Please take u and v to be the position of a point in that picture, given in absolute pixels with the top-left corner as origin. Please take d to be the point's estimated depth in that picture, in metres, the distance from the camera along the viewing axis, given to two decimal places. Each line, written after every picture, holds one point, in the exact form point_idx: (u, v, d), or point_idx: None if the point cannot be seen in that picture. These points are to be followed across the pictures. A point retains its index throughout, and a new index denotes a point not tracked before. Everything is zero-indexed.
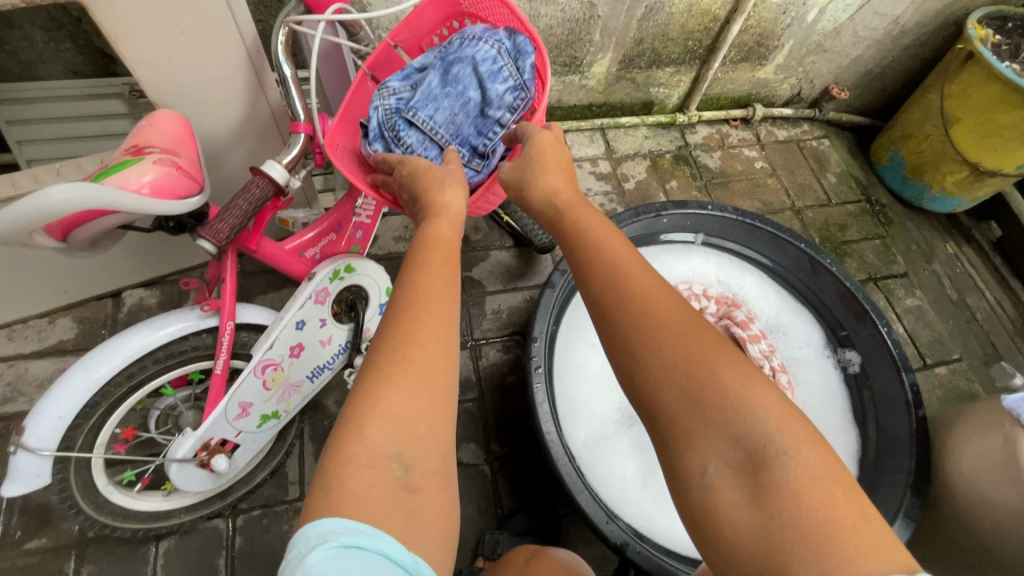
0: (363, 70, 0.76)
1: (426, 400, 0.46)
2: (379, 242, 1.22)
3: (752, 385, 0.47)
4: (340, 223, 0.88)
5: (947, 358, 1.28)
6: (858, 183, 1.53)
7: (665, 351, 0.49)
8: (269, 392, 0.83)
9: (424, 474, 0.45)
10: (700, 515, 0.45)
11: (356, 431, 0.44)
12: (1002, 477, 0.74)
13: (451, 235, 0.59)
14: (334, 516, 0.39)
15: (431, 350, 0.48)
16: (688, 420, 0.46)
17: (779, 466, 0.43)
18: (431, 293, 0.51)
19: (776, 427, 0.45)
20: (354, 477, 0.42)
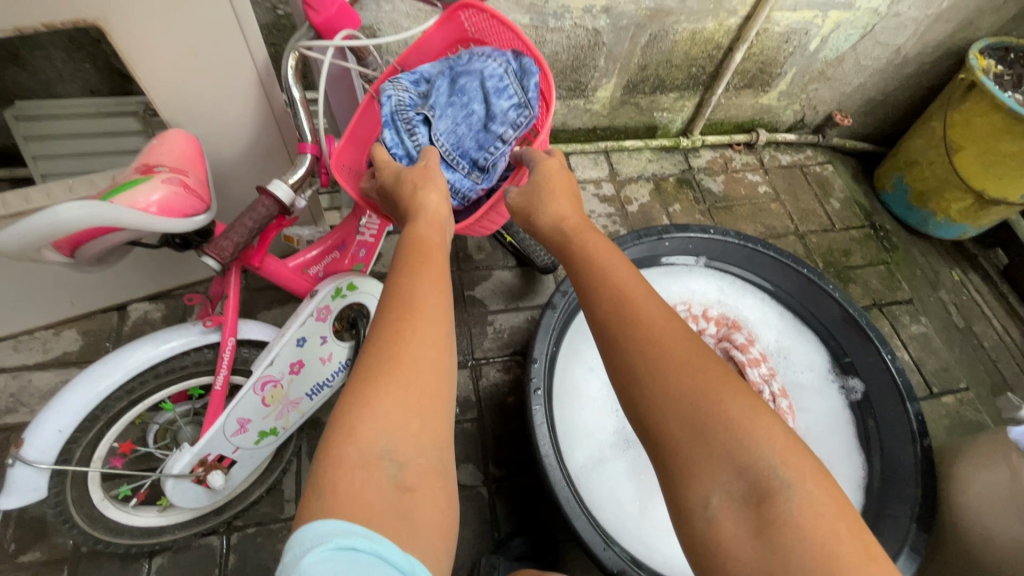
0: (371, 93, 0.76)
1: (415, 408, 0.46)
2: (382, 259, 1.24)
3: (758, 417, 0.46)
4: (343, 241, 0.89)
5: (954, 386, 1.26)
6: (862, 208, 1.54)
7: (670, 378, 0.48)
8: (268, 408, 0.83)
9: (418, 471, 0.45)
10: (701, 546, 0.45)
11: (346, 447, 0.44)
12: (1013, 512, 0.72)
13: (432, 234, 0.59)
14: (327, 518, 0.39)
15: (425, 368, 0.48)
16: (691, 449, 0.46)
17: (784, 500, 0.43)
18: (420, 299, 0.51)
19: (781, 460, 0.44)
20: (346, 480, 0.42)
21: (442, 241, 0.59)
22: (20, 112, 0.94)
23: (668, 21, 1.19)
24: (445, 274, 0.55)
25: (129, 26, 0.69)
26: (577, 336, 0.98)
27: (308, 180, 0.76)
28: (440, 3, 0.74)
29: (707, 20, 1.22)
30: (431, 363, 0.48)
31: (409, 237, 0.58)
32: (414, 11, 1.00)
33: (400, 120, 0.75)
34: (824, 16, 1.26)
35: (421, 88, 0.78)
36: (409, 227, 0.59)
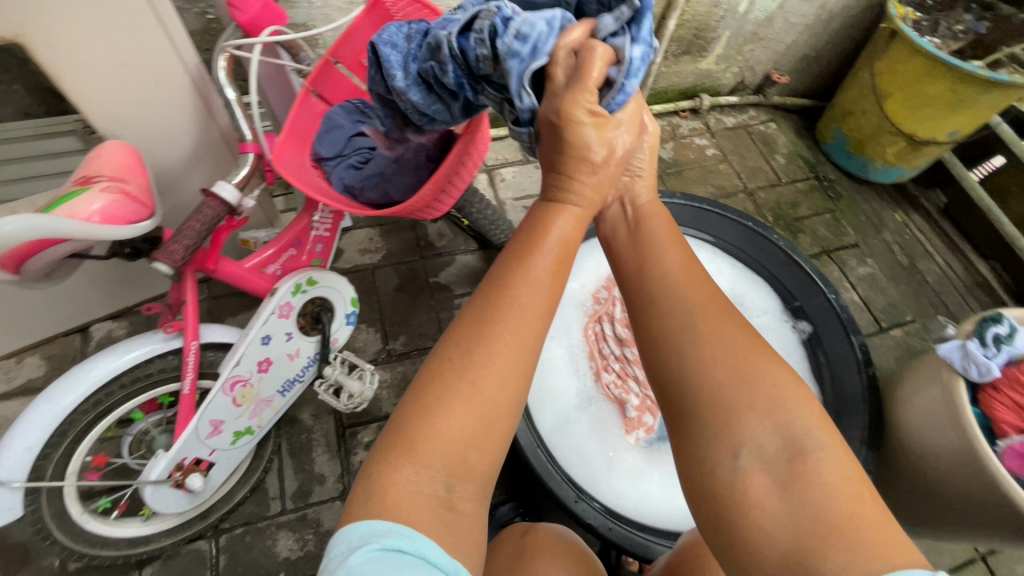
0: (304, 86, 0.77)
1: (482, 431, 0.49)
2: (345, 255, 1.25)
3: (798, 390, 0.51)
4: (298, 238, 0.90)
5: (901, 320, 1.34)
6: (806, 161, 1.60)
7: (727, 338, 0.52)
8: (240, 408, 0.84)
9: (464, 496, 0.49)
10: (724, 499, 0.48)
11: (406, 454, 0.48)
12: (947, 421, 0.77)
13: (571, 235, 0.57)
14: (374, 519, 0.45)
15: (502, 391, 0.49)
16: (736, 400, 0.49)
17: (814, 460, 0.47)
18: (524, 306, 0.51)
19: (817, 426, 0.49)
20: (395, 488, 0.47)
21: (572, 239, 0.57)
22: None
23: None
24: (559, 282, 0.54)
25: (57, 42, 0.68)
26: None
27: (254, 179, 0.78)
28: None
29: None
30: (514, 385, 0.50)
31: (536, 226, 0.56)
32: (346, 5, 1.01)
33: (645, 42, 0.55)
34: None
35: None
36: (524, 223, 0.58)
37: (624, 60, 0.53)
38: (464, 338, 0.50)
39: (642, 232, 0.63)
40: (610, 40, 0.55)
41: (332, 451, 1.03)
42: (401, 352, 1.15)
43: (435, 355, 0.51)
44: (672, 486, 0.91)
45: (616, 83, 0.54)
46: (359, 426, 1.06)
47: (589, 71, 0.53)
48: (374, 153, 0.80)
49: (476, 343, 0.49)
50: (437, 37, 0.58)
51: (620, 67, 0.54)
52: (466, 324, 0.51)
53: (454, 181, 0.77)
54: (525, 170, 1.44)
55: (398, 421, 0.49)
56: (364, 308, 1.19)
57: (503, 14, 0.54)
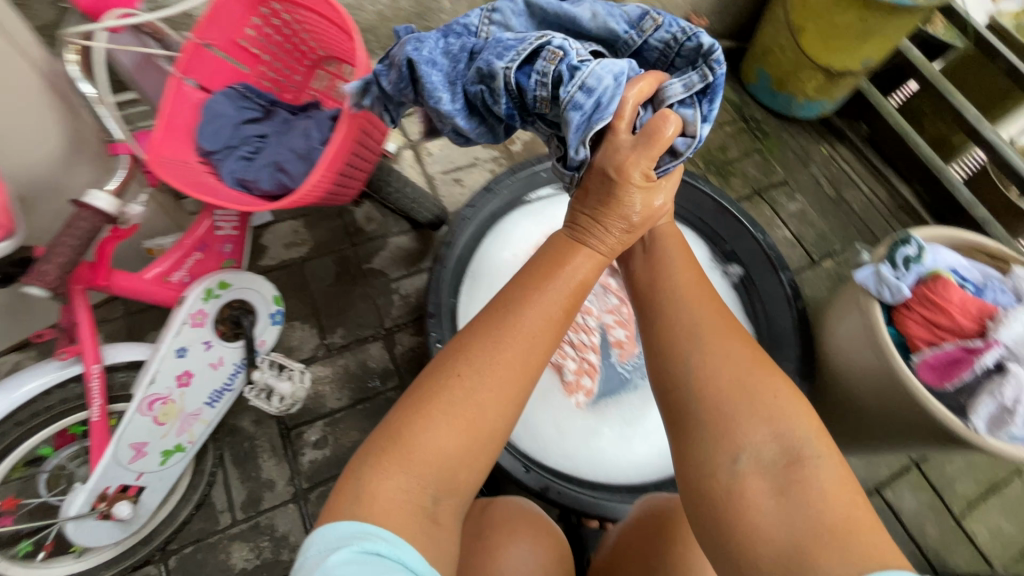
0: (174, 74, 0.68)
1: (471, 451, 0.55)
2: (269, 252, 1.19)
3: (798, 403, 0.54)
4: (203, 241, 0.84)
5: (832, 251, 1.39)
6: (732, 104, 1.60)
7: (730, 348, 0.57)
8: (163, 427, 0.80)
9: (446, 511, 0.55)
10: (721, 498, 0.50)
11: (404, 458, 0.53)
12: (868, 344, 0.80)
13: (587, 275, 0.64)
14: (356, 522, 0.49)
15: (499, 416, 0.56)
16: (736, 404, 0.53)
17: (812, 466, 0.49)
18: (531, 336, 0.58)
19: (814, 437, 0.52)
20: (385, 496, 0.52)
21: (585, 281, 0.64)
22: None
23: None
24: (562, 320, 0.61)
25: None
26: (473, 282, 1.01)
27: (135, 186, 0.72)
28: None
29: None
30: (510, 411, 0.58)
31: (546, 266, 0.63)
32: None
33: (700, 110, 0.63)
34: None
35: (668, 41, 0.62)
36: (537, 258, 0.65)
37: (693, 135, 0.61)
38: (475, 362, 0.56)
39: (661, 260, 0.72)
40: (677, 105, 0.61)
41: (278, 456, 1.00)
42: (341, 345, 1.11)
43: (439, 369, 0.57)
44: (625, 439, 0.93)
45: (681, 153, 0.63)
46: (304, 426, 1.02)
47: (661, 135, 0.59)
48: (265, 141, 0.75)
49: (486, 369, 0.56)
50: (491, 65, 0.56)
51: (688, 140, 0.62)
52: (479, 348, 0.57)
53: (357, 158, 0.73)
54: (452, 142, 1.39)
55: (394, 426, 0.55)
56: (295, 304, 1.14)
57: (568, 60, 0.56)
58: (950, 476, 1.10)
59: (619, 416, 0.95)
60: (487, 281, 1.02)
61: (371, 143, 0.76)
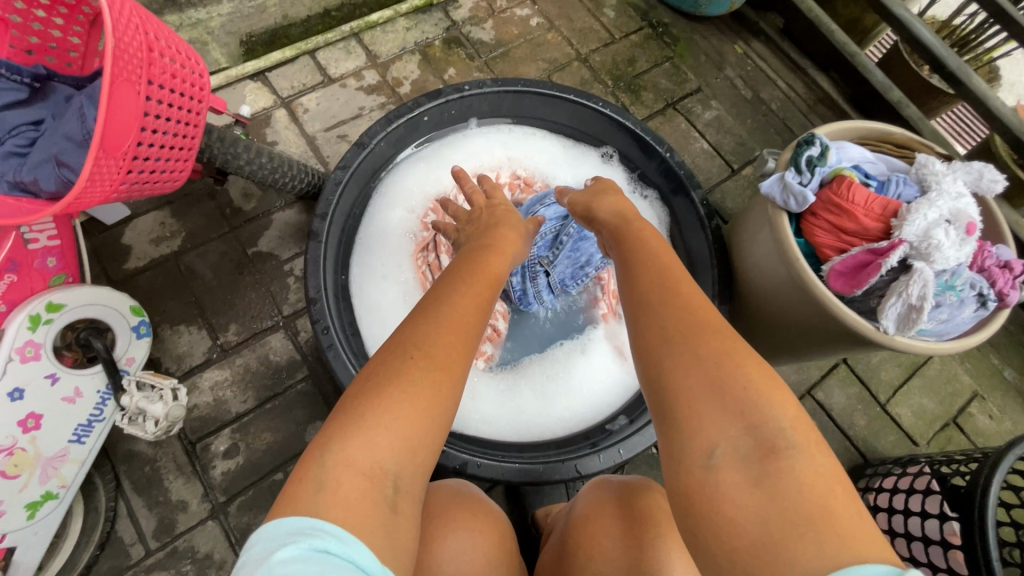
0: None
1: (426, 429, 0.49)
2: (134, 252, 1.04)
3: (775, 389, 0.47)
4: (15, 258, 0.68)
5: (751, 157, 1.33)
6: (637, 10, 1.47)
7: (700, 342, 0.50)
8: (16, 479, 0.70)
9: (406, 501, 0.46)
10: (694, 494, 0.44)
11: (365, 439, 0.45)
12: (783, 258, 0.74)
13: (499, 270, 0.69)
14: (301, 516, 0.41)
15: (454, 389, 0.52)
16: (704, 403, 0.46)
17: (788, 457, 0.43)
18: (463, 314, 0.57)
19: (790, 425, 0.45)
20: (348, 483, 0.43)
21: (501, 271, 0.69)
22: None
23: None
24: (487, 298, 0.63)
25: None
26: (365, 249, 0.92)
27: None
28: None
29: None
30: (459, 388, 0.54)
31: (466, 262, 0.68)
32: None
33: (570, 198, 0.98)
34: None
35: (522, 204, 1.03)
36: (468, 255, 0.71)
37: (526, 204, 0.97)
38: (425, 337, 0.53)
39: (630, 251, 0.67)
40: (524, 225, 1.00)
41: (185, 473, 0.91)
42: (236, 343, 1.00)
43: (391, 348, 0.52)
44: (543, 396, 0.89)
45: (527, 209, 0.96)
46: (209, 438, 0.93)
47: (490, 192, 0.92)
48: (41, 129, 0.61)
49: (435, 343, 0.52)
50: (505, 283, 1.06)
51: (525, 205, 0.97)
52: (426, 325, 0.54)
53: (154, 127, 0.57)
54: (329, 93, 1.22)
55: (350, 402, 0.49)
56: (177, 306, 1.01)
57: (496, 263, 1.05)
58: (876, 365, 1.12)
59: (541, 372, 0.91)
60: (379, 246, 0.94)
61: (180, 98, 0.60)
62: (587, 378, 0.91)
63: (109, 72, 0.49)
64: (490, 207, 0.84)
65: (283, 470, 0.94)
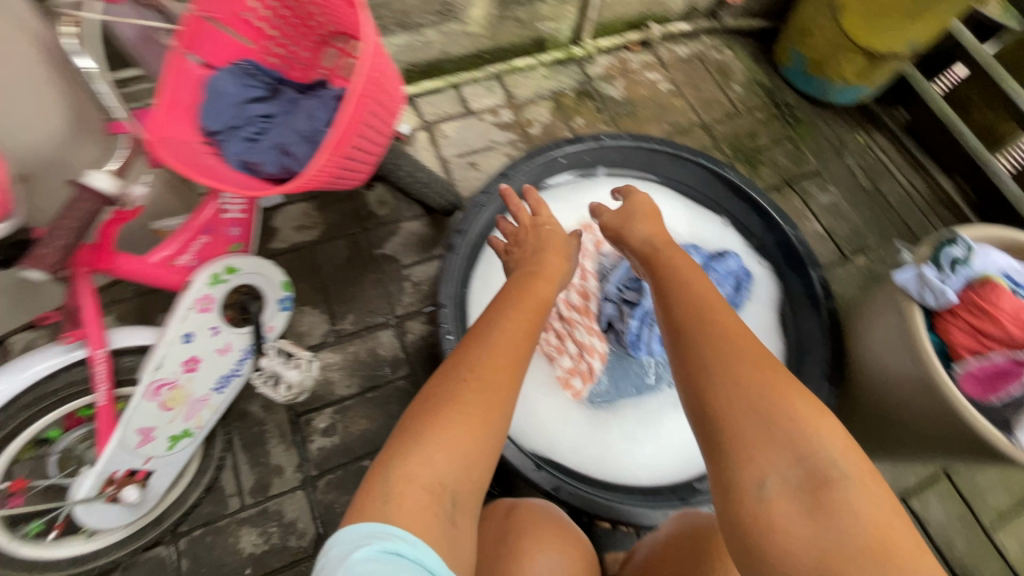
0: (174, 49, 0.66)
1: (482, 446, 0.53)
2: (280, 235, 1.16)
3: (822, 418, 0.48)
4: (210, 224, 0.81)
5: (864, 246, 1.32)
6: (764, 89, 1.52)
7: (740, 370, 0.50)
8: (170, 412, 0.79)
9: (463, 510, 0.52)
10: (747, 522, 0.45)
11: (424, 457, 0.51)
12: (909, 350, 0.74)
13: (546, 294, 0.71)
14: (374, 521, 0.46)
15: (502, 409, 0.55)
16: (755, 434, 0.47)
17: (842, 488, 0.44)
18: (512, 339, 0.60)
19: (840, 455, 0.46)
20: (412, 495, 0.49)
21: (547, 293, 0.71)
22: None
23: None
24: (534, 322, 0.64)
25: None
26: (489, 268, 1.00)
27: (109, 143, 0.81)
28: None
29: None
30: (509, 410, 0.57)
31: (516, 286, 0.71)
32: None
33: (705, 256, 1.01)
34: None
35: None
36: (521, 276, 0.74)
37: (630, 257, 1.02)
38: (479, 361, 0.57)
39: (660, 278, 0.67)
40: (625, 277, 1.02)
41: (286, 441, 0.99)
42: (351, 331, 1.09)
43: (446, 371, 0.57)
44: (631, 437, 0.93)
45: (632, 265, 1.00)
46: (313, 413, 1.01)
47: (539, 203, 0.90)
48: (270, 121, 0.72)
49: (486, 369, 0.56)
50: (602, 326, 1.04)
51: None
52: (479, 349, 0.58)
53: (364, 134, 0.66)
54: (467, 124, 1.34)
55: (410, 421, 0.54)
56: (306, 288, 1.12)
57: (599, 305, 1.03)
58: (981, 487, 1.05)
59: (635, 415, 0.94)
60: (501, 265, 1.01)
61: (383, 113, 0.69)
62: (679, 429, 0.93)
63: (357, 91, 0.59)
64: (536, 226, 0.84)
65: (371, 458, 1.00)
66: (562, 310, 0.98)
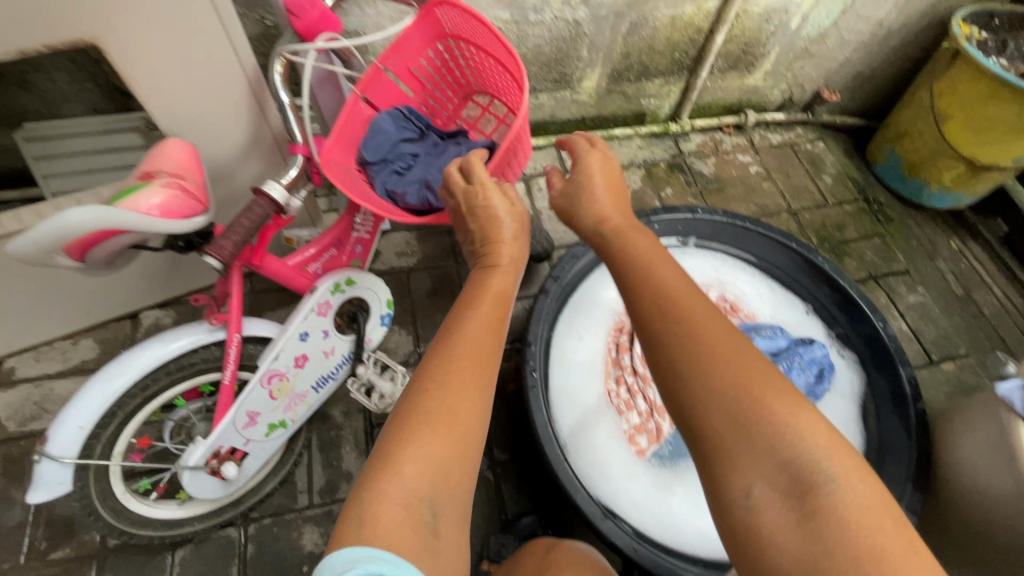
0: (355, 92, 0.78)
1: (458, 452, 0.50)
2: (381, 257, 1.27)
3: (803, 414, 0.45)
4: (340, 239, 0.92)
5: (954, 353, 1.27)
6: (855, 183, 1.54)
7: (713, 372, 0.47)
8: (276, 401, 0.87)
9: (447, 521, 0.48)
10: (742, 534, 0.44)
11: (395, 472, 0.48)
12: (1004, 463, 0.73)
13: (507, 279, 0.64)
14: (355, 547, 0.42)
15: (469, 412, 0.52)
16: (734, 443, 0.45)
17: (828, 493, 0.42)
18: (475, 338, 0.57)
19: (824, 456, 0.44)
20: (387, 516, 0.45)
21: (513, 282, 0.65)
22: (55, 137, 1.05)
23: (647, 8, 1.21)
24: (501, 318, 0.60)
25: (121, 46, 0.70)
26: (572, 315, 1.04)
27: (280, 156, 0.96)
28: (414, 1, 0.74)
29: (686, 5, 1.23)
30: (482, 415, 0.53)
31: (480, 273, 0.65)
32: (398, 14, 1.00)
33: (791, 339, 1.02)
34: None
35: None
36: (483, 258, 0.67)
37: None
38: (441, 368, 0.53)
39: (614, 266, 0.61)
40: None
41: (359, 450, 1.04)
42: None
43: (415, 377, 0.54)
44: (696, 505, 0.92)
45: None
46: None
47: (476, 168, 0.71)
48: (416, 159, 0.82)
49: (449, 373, 0.53)
50: None
51: None
52: (441, 357, 0.55)
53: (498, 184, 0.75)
54: None
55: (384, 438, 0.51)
56: (397, 309, 1.20)
57: None
58: None
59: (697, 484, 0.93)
60: (587, 312, 1.05)
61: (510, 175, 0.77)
62: None
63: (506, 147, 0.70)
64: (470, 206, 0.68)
65: None
66: (637, 365, 1.03)
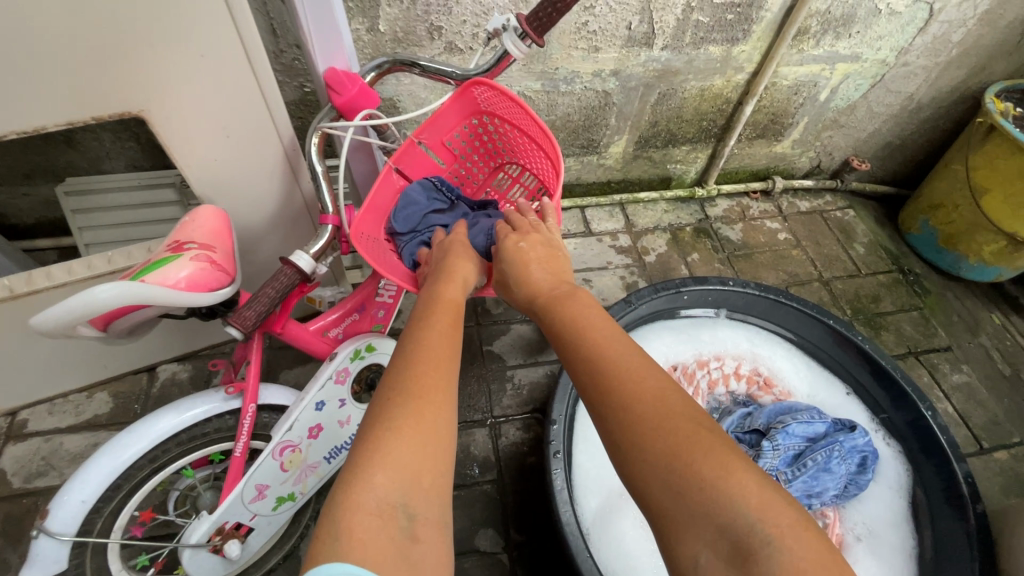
0: (389, 164, 0.78)
1: (427, 451, 0.45)
2: (402, 315, 1.25)
3: (730, 467, 0.42)
4: (363, 303, 0.91)
5: (1006, 441, 1.18)
6: (888, 253, 1.50)
7: (638, 422, 0.45)
8: (286, 473, 0.83)
9: (429, 524, 0.43)
10: None
11: (365, 480, 0.42)
12: None
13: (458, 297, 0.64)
14: (331, 563, 0.38)
15: (436, 412, 0.48)
16: (675, 510, 0.41)
17: (765, 559, 0.37)
18: (435, 345, 0.54)
19: (757, 513, 0.39)
20: (361, 527, 0.40)
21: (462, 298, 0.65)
22: (86, 189, 1.05)
23: (676, 80, 1.22)
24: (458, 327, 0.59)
25: (166, 118, 0.72)
26: None
27: (311, 217, 0.96)
28: (452, 80, 0.74)
29: (715, 77, 1.24)
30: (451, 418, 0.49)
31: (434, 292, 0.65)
32: (432, 84, 1.02)
33: (829, 424, 0.94)
34: (832, 68, 1.27)
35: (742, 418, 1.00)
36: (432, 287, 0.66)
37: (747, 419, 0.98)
38: (399, 373, 0.51)
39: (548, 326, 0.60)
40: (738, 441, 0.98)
41: None
42: None
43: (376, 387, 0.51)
44: None
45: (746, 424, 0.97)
46: None
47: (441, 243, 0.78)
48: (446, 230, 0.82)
49: (410, 374, 0.50)
50: None
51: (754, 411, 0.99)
52: (400, 366, 0.52)
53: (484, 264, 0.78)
54: (587, 243, 1.41)
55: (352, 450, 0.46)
56: None
57: None
58: None
59: None
60: None
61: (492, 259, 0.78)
62: None
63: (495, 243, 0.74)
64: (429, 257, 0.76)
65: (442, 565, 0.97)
66: None
